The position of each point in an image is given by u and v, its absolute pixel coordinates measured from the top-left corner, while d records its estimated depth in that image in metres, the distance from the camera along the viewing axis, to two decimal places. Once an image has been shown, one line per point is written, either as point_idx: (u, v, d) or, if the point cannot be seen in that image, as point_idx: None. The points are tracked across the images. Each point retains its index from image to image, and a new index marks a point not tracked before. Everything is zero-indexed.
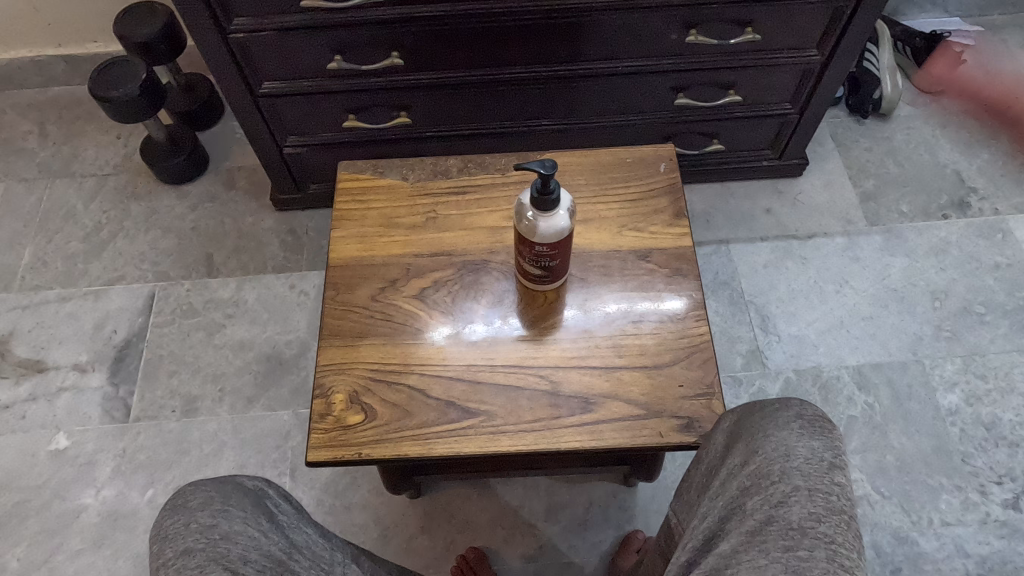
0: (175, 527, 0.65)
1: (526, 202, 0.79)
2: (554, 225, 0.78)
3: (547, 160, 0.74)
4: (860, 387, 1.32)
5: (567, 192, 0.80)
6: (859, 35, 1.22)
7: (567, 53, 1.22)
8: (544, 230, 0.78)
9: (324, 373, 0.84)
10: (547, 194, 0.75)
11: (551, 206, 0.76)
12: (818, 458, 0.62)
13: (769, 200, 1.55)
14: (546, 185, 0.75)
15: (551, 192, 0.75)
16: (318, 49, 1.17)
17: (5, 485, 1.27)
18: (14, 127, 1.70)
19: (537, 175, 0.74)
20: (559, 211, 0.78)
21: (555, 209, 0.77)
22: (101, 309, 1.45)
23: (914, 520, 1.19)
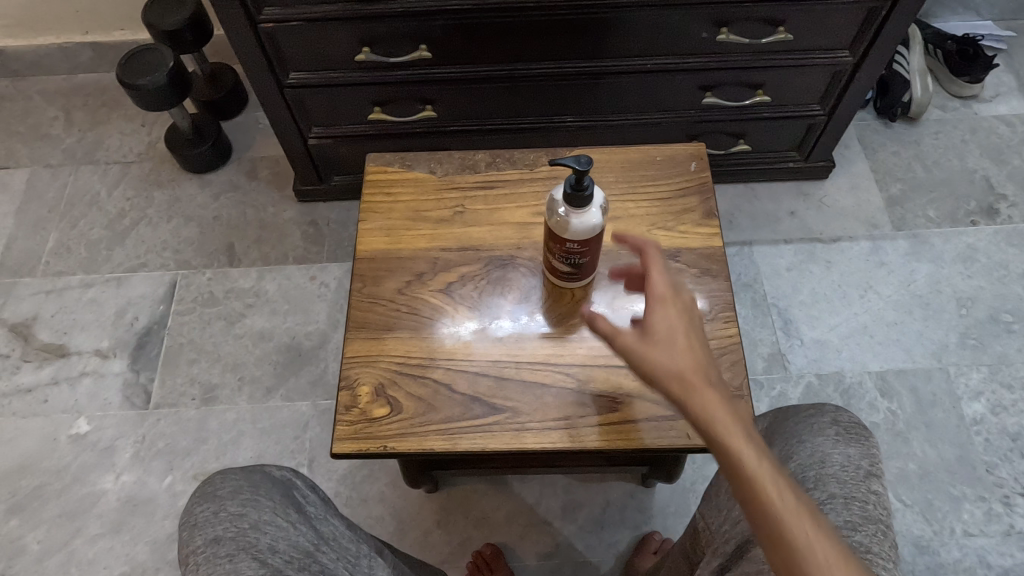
0: (204, 515, 0.65)
1: (559, 198, 0.78)
2: (587, 222, 0.77)
3: (583, 156, 0.73)
4: (883, 393, 1.30)
5: (599, 189, 0.79)
6: (892, 37, 1.21)
7: (595, 50, 1.21)
8: (576, 227, 0.78)
9: (350, 365, 0.84)
10: (581, 190, 0.74)
11: (584, 202, 0.76)
12: (854, 467, 0.65)
13: (793, 203, 1.53)
14: (580, 181, 0.74)
15: (585, 188, 0.75)
16: (346, 40, 1.17)
17: (27, 467, 1.28)
18: (40, 113, 1.72)
19: (571, 171, 0.74)
20: (591, 208, 0.77)
21: (588, 206, 0.77)
22: (123, 295, 1.46)
23: (936, 530, 1.18)
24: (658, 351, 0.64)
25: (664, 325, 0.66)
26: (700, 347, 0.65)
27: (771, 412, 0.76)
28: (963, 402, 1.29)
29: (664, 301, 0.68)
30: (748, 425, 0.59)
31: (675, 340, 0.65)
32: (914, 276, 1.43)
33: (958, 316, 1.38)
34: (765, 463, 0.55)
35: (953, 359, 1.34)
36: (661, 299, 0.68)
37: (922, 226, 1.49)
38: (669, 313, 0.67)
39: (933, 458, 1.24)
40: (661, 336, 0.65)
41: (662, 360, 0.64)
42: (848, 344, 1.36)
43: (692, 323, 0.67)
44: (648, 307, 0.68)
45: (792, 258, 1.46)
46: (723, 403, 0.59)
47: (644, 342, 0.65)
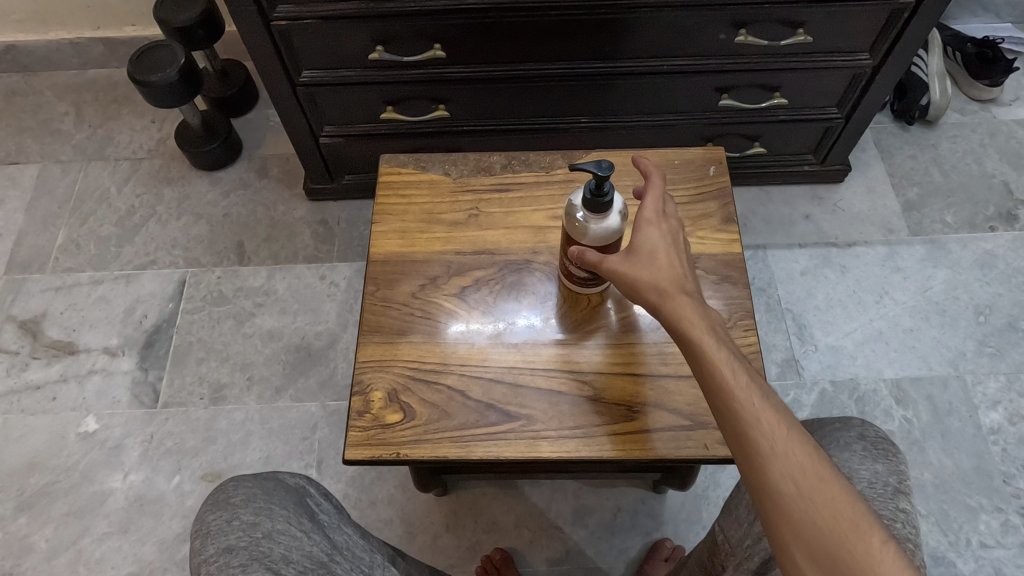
0: (217, 523, 0.64)
1: (577, 203, 0.77)
2: (606, 228, 0.76)
3: (605, 161, 0.72)
4: (898, 401, 1.29)
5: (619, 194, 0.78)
6: (914, 40, 1.19)
7: (610, 50, 1.19)
8: (594, 233, 0.77)
9: (363, 369, 0.83)
10: (601, 196, 0.73)
11: (604, 208, 0.75)
12: (881, 484, 0.65)
13: (808, 206, 1.51)
14: (600, 186, 0.73)
15: (605, 194, 0.73)
16: (360, 39, 1.16)
17: (35, 465, 1.27)
18: (50, 108, 1.71)
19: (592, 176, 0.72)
20: (611, 213, 0.76)
21: (608, 212, 0.75)
22: (132, 293, 1.45)
23: (952, 540, 1.17)
24: (642, 267, 0.71)
25: (650, 241, 0.72)
26: (680, 261, 0.71)
27: (805, 421, 0.77)
28: (980, 411, 1.28)
29: (654, 221, 0.74)
30: (717, 324, 0.66)
31: (655, 252, 0.71)
32: (931, 282, 1.41)
33: (975, 323, 1.36)
34: (726, 355, 0.63)
35: (970, 366, 1.32)
36: (650, 219, 0.74)
37: (939, 231, 1.47)
38: (656, 231, 0.73)
39: (949, 467, 1.23)
40: (643, 252, 0.72)
41: (643, 274, 0.70)
42: (863, 350, 1.34)
43: (676, 243, 0.73)
44: (636, 227, 0.74)
45: (807, 262, 1.44)
46: (694, 307, 0.67)
47: (628, 259, 0.72)
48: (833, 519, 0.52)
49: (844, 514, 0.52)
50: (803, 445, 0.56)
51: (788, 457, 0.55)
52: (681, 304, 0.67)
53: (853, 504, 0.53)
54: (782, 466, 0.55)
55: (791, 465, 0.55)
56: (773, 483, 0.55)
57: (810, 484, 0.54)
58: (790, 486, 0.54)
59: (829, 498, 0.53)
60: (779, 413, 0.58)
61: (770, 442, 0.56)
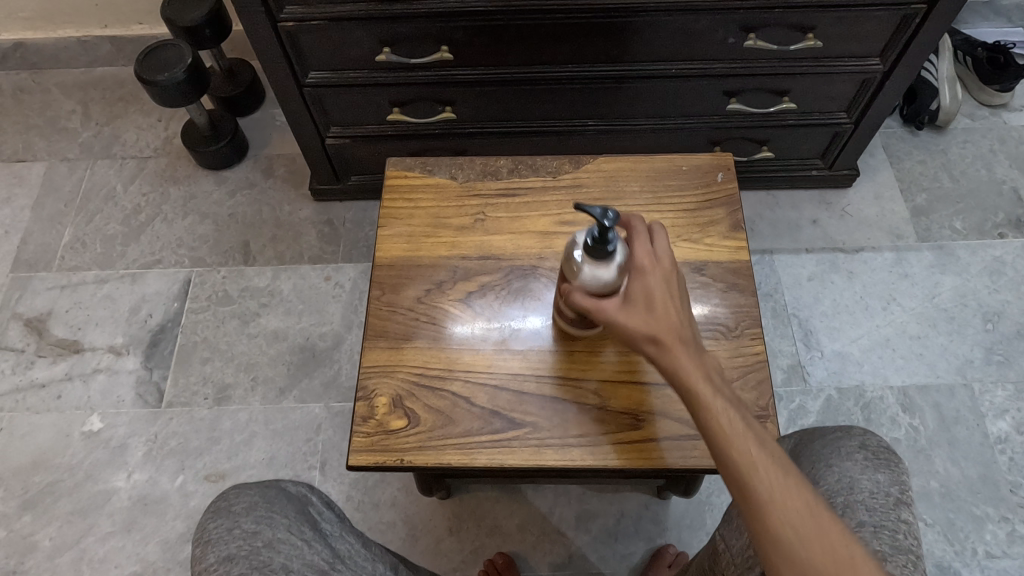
0: (217, 532, 0.65)
1: (580, 247, 0.76)
2: (599, 277, 0.74)
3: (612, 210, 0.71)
4: (905, 409, 1.28)
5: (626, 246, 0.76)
6: (924, 46, 1.18)
7: (618, 53, 1.18)
8: (587, 277, 0.74)
9: (367, 374, 0.83)
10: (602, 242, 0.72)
11: (602, 253, 0.73)
12: (883, 494, 0.65)
13: (815, 211, 1.51)
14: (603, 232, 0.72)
15: (605, 242, 0.72)
16: (367, 40, 1.16)
17: (39, 463, 1.28)
18: (58, 106, 1.71)
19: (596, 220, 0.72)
20: (610, 264, 0.74)
21: (606, 262, 0.73)
22: (137, 292, 1.45)
23: (957, 550, 1.16)
24: (637, 317, 0.68)
25: (645, 289, 0.70)
26: (676, 303, 0.69)
27: (807, 431, 0.77)
28: (987, 419, 1.27)
29: (648, 268, 0.71)
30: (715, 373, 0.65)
31: (648, 295, 0.69)
32: (939, 289, 1.40)
33: (983, 331, 1.36)
34: (721, 403, 0.61)
35: (977, 374, 1.31)
36: (644, 266, 0.71)
37: (947, 238, 1.46)
38: (651, 274, 0.70)
39: (955, 476, 1.22)
40: (637, 298, 0.69)
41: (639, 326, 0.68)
42: (869, 356, 1.33)
43: (672, 287, 0.70)
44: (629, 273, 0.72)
45: (813, 268, 1.43)
46: (693, 357, 0.65)
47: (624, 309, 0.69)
48: (833, 567, 0.51)
49: (843, 560, 0.51)
50: (802, 491, 0.55)
51: (785, 507, 0.54)
52: (681, 355, 0.65)
53: (853, 549, 0.52)
54: (779, 516, 0.54)
55: (792, 513, 0.54)
56: (771, 534, 0.54)
57: (809, 533, 0.53)
58: (790, 535, 0.53)
59: (827, 544, 0.52)
60: (777, 463, 0.57)
61: (767, 492, 0.55)
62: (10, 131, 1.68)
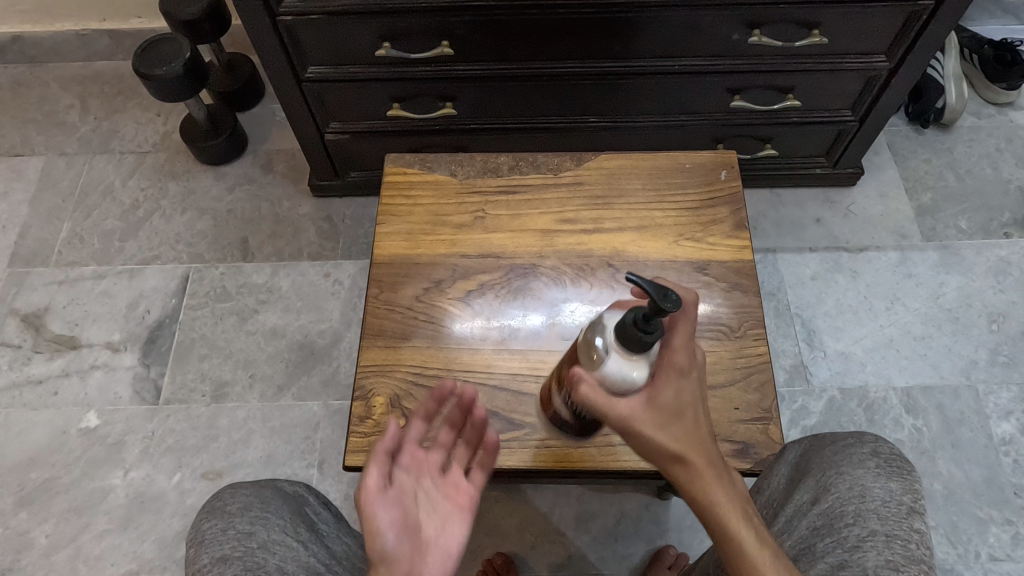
0: (213, 531, 0.65)
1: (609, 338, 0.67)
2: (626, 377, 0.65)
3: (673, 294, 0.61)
4: (908, 410, 1.27)
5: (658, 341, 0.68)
6: (932, 43, 1.16)
7: (621, 49, 1.17)
8: (609, 369, 0.66)
9: (364, 374, 0.84)
10: (649, 333, 0.64)
11: (638, 346, 0.65)
12: (895, 503, 0.65)
13: (819, 209, 1.49)
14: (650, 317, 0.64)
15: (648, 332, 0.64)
16: (367, 35, 1.14)
17: (35, 460, 1.27)
18: (56, 100, 1.70)
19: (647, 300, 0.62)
20: (642, 364, 0.66)
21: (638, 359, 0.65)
22: (135, 287, 1.44)
23: (960, 552, 1.15)
24: (666, 428, 0.62)
25: (676, 398, 0.64)
26: (701, 416, 0.64)
27: (816, 436, 0.78)
28: (992, 421, 1.25)
29: (683, 375, 0.64)
30: (742, 497, 0.62)
31: (676, 408, 0.63)
32: (944, 289, 1.39)
33: (988, 331, 1.34)
34: (758, 541, 0.59)
35: (982, 376, 1.30)
36: (677, 370, 0.64)
37: (952, 237, 1.44)
38: (678, 382, 0.64)
39: (959, 478, 1.21)
40: (665, 410, 0.63)
41: (668, 440, 0.62)
42: (872, 357, 1.32)
43: (700, 398, 0.64)
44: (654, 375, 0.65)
45: (817, 267, 1.42)
46: (720, 479, 0.61)
47: (652, 418, 0.63)
48: None
49: None
50: None
51: None
52: (711, 480, 0.61)
53: None
54: None
55: None
56: None
57: None
58: None
59: None
60: None
61: None
62: (8, 125, 1.67)
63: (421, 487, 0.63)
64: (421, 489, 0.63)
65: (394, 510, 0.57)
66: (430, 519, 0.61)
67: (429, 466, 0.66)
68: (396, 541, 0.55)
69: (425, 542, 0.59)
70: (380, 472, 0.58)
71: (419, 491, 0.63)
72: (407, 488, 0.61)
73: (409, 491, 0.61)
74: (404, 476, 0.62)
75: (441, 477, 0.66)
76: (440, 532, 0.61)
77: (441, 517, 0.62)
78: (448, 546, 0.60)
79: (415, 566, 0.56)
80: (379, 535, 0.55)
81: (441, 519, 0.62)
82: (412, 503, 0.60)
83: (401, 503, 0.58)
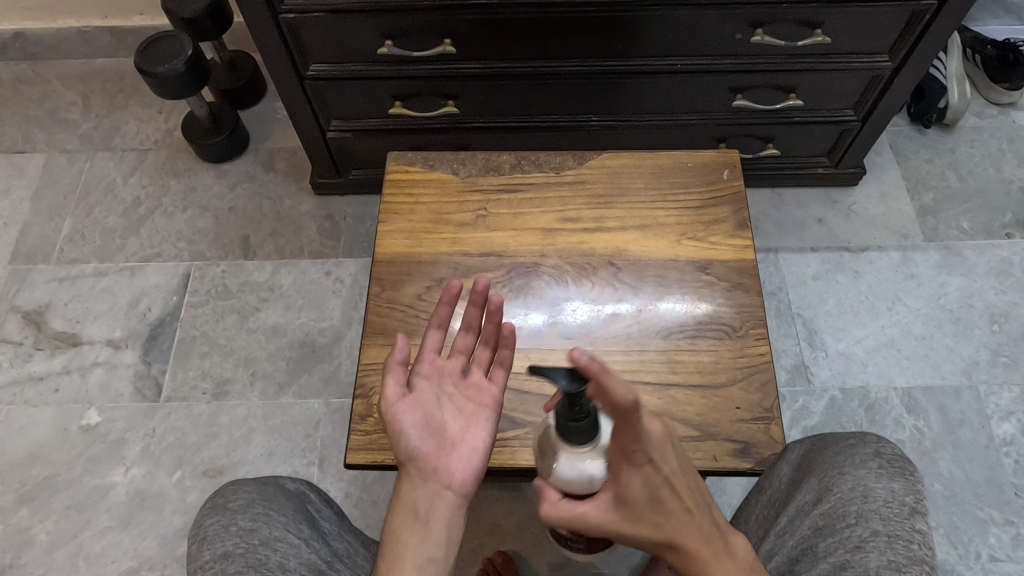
0: (214, 528, 0.65)
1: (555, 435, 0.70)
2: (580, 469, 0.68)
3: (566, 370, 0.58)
4: (909, 410, 1.27)
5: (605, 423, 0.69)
6: (935, 43, 1.16)
7: (623, 47, 1.17)
8: (563, 471, 0.69)
9: (365, 372, 0.85)
10: (579, 416, 0.66)
11: (579, 436, 0.67)
12: (898, 503, 0.65)
13: (821, 209, 1.49)
14: (575, 403, 0.65)
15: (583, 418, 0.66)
16: (369, 33, 1.14)
17: (36, 457, 1.27)
18: (58, 97, 1.70)
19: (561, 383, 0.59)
20: (591, 454, 0.68)
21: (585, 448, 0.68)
22: (137, 285, 1.44)
23: (961, 553, 1.15)
24: (639, 524, 0.62)
25: (640, 491, 0.61)
26: (682, 496, 0.61)
27: (819, 437, 0.78)
28: (993, 422, 1.25)
29: (640, 467, 0.60)
30: (740, 563, 0.61)
31: (646, 501, 0.61)
32: (945, 289, 1.39)
33: (989, 332, 1.34)
34: None
35: (983, 376, 1.30)
36: (631, 464, 0.60)
37: (954, 237, 1.44)
38: (640, 478, 0.61)
39: (959, 478, 1.21)
40: (635, 506, 0.62)
41: (647, 533, 0.62)
42: (874, 357, 1.32)
43: (673, 482, 0.61)
44: (618, 470, 0.62)
45: (818, 267, 1.42)
46: (712, 555, 0.61)
47: (623, 515, 0.63)
48: None
49: None
50: None
51: None
52: (705, 559, 0.61)
53: None
54: None
55: None
56: None
57: None
58: None
59: None
60: None
61: None
62: (9, 122, 1.67)
63: (443, 391, 0.73)
64: (443, 392, 0.73)
65: (414, 415, 0.69)
66: (453, 419, 0.72)
67: (450, 370, 0.75)
68: (420, 441, 0.68)
69: (448, 441, 0.70)
70: (397, 382, 0.69)
71: (442, 395, 0.73)
72: (428, 393, 0.72)
73: (430, 396, 0.72)
74: (424, 381, 0.72)
75: (463, 381, 0.75)
76: (463, 430, 0.71)
77: (463, 418, 0.72)
78: (470, 442, 0.70)
79: (439, 462, 0.68)
80: (403, 437, 0.68)
81: (463, 420, 0.72)
82: (433, 407, 0.71)
83: (421, 409, 0.70)
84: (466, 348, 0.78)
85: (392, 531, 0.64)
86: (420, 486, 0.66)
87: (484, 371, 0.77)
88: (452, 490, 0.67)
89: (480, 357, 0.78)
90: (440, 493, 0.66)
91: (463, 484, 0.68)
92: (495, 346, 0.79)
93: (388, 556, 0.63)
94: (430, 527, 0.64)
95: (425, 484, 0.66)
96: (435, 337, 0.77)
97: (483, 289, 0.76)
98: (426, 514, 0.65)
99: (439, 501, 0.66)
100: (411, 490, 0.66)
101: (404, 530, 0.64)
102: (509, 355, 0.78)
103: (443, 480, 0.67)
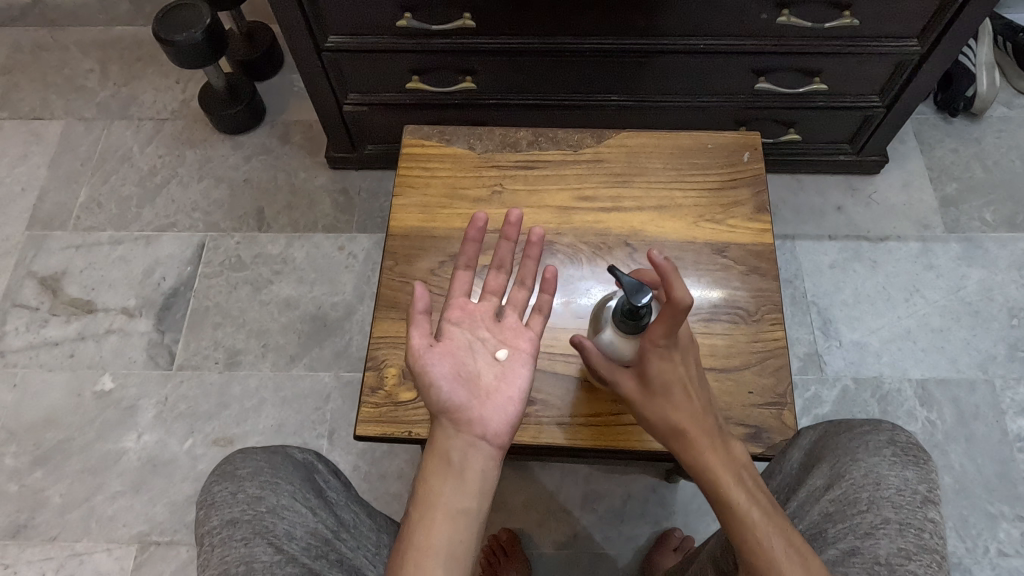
0: (222, 495, 0.66)
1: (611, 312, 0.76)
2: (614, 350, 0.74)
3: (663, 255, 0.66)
4: (923, 402, 1.25)
5: None
6: (965, 30, 1.13)
7: (645, 25, 1.15)
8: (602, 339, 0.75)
9: (378, 345, 0.85)
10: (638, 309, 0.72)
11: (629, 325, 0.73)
12: (911, 491, 0.65)
13: (840, 197, 1.47)
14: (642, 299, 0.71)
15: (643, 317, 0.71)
16: (388, 5, 1.13)
17: (50, 420, 1.29)
18: (75, 65, 1.70)
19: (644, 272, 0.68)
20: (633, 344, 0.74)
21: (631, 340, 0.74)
22: (151, 254, 1.45)
23: (969, 547, 1.14)
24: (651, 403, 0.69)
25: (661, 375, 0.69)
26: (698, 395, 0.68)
27: (830, 424, 0.78)
28: (1007, 417, 1.24)
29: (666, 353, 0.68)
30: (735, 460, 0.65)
31: (664, 386, 0.69)
32: (965, 282, 1.36)
33: (1008, 326, 1.32)
34: (746, 499, 0.62)
35: (1000, 371, 1.28)
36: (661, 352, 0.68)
37: (977, 229, 1.42)
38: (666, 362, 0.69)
39: (971, 472, 1.20)
40: (653, 386, 0.69)
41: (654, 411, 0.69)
42: (889, 348, 1.30)
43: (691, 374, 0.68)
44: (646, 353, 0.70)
45: (836, 255, 1.40)
46: (709, 443, 0.66)
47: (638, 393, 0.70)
48: None
49: None
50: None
51: None
52: (700, 446, 0.66)
53: None
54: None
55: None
56: None
57: None
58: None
59: None
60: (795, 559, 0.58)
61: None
62: (28, 88, 1.67)
63: (476, 336, 0.73)
64: (476, 338, 0.72)
65: (443, 364, 0.69)
66: (488, 368, 0.71)
67: (481, 315, 0.74)
68: (450, 390, 0.67)
69: (483, 390, 0.69)
70: (422, 334, 0.69)
71: (475, 340, 0.72)
72: (459, 341, 0.71)
73: (461, 344, 0.71)
74: (455, 330, 0.72)
75: (496, 324, 0.74)
76: (499, 378, 0.70)
77: (499, 365, 0.71)
78: (506, 390, 0.69)
79: (473, 412, 0.67)
80: (433, 388, 0.67)
81: (499, 367, 0.71)
82: (464, 355, 0.70)
83: (450, 357, 0.69)
84: (498, 288, 0.78)
85: (426, 479, 0.64)
86: (454, 437, 0.66)
87: (518, 312, 0.76)
88: (486, 441, 0.66)
89: (517, 297, 0.77)
90: (475, 444, 0.66)
91: (499, 435, 0.67)
92: (532, 286, 0.78)
93: (419, 503, 0.63)
94: (464, 477, 0.64)
95: (459, 434, 0.66)
96: (464, 279, 0.77)
97: (516, 219, 0.80)
98: (459, 464, 0.65)
99: (474, 452, 0.66)
100: (445, 440, 0.66)
101: (437, 478, 0.64)
102: (548, 299, 0.78)
103: (478, 430, 0.66)
